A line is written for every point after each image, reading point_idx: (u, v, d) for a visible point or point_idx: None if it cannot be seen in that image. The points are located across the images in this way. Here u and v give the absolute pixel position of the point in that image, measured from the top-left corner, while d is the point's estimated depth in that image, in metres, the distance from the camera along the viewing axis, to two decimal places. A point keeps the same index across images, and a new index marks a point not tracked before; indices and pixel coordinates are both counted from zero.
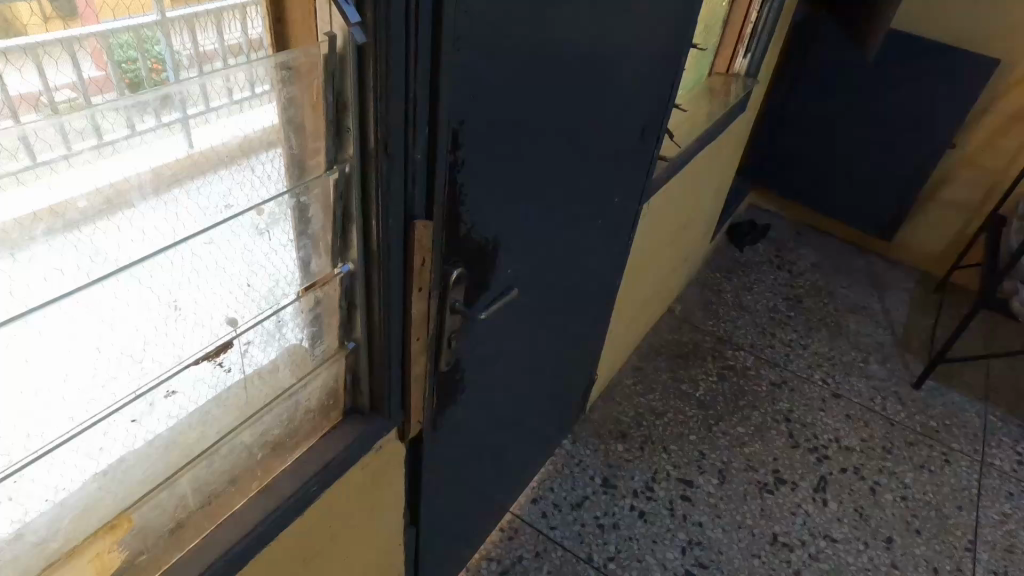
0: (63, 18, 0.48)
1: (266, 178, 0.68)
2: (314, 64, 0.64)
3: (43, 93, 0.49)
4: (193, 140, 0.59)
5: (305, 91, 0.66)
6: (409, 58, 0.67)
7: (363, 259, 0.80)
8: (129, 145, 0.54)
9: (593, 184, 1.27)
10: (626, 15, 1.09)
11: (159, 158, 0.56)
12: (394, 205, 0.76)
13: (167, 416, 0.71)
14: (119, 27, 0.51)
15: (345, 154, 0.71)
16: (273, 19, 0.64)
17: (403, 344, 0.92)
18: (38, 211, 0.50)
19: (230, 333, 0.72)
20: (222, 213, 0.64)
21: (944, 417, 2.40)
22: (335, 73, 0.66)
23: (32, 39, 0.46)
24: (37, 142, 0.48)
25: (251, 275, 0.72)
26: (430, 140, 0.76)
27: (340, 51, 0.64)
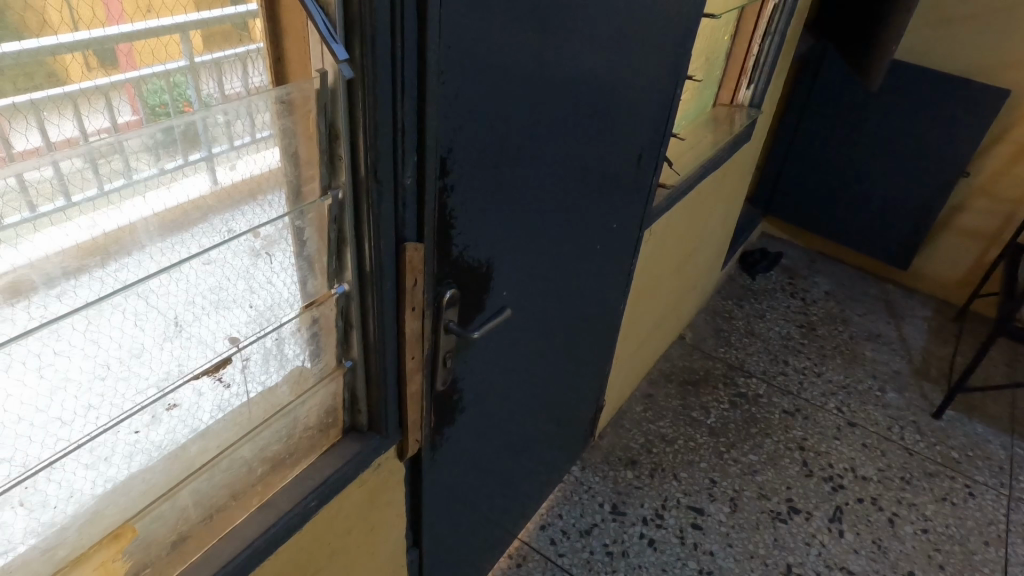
0: (104, 66, 0.55)
1: (268, 207, 0.74)
2: (308, 98, 0.70)
3: (81, 137, 0.56)
4: (214, 179, 0.67)
5: (300, 123, 0.72)
6: (395, 91, 0.73)
7: (358, 280, 0.85)
8: (156, 185, 0.61)
9: (590, 210, 1.31)
10: (617, 48, 1.14)
11: (177, 196, 0.64)
12: (385, 227, 0.81)
13: (173, 430, 0.75)
14: (152, 74, 0.58)
15: (338, 180, 0.77)
16: (273, 58, 0.71)
17: (397, 363, 0.95)
18: (70, 246, 0.57)
19: (230, 349, 0.76)
20: (222, 236, 0.69)
21: (965, 447, 2.35)
22: (326, 106, 0.71)
23: (72, 86, 0.53)
24: (75, 182, 0.55)
25: (251, 295, 0.77)
26: (419, 167, 0.81)
27: (331, 86, 0.70)
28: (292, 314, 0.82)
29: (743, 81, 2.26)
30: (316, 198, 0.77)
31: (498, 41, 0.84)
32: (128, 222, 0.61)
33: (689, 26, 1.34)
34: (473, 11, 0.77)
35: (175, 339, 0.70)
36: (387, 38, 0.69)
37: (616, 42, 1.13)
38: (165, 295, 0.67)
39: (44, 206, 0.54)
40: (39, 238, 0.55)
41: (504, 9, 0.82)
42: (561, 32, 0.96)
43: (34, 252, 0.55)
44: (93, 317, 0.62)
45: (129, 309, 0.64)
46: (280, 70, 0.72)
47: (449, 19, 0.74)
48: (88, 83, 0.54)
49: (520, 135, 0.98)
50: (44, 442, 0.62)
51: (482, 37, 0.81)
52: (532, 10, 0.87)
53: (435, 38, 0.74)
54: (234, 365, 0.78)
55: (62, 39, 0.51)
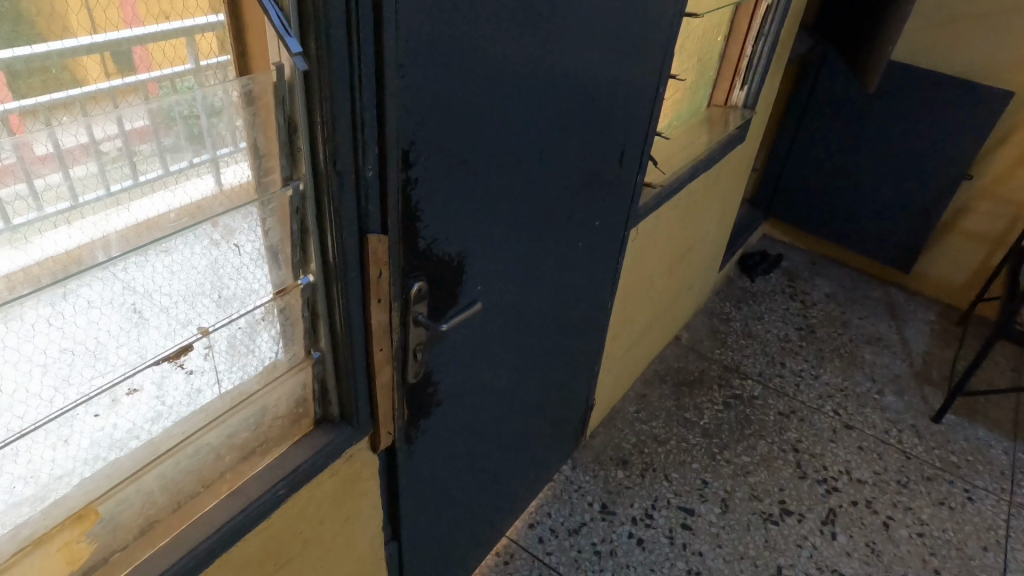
0: (121, 72, 0.61)
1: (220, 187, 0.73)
2: (266, 90, 0.72)
3: (90, 144, 0.60)
4: (218, 180, 0.73)
5: (261, 114, 0.73)
6: (353, 85, 0.74)
7: (322, 271, 0.87)
8: (163, 187, 0.68)
9: (569, 207, 1.33)
10: (593, 47, 1.16)
11: (184, 196, 0.70)
12: (347, 218, 0.83)
13: (148, 416, 0.78)
14: (163, 77, 0.65)
15: (298, 172, 0.79)
16: (237, 53, 0.72)
17: (365, 353, 0.96)
18: (80, 242, 0.63)
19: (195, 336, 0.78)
20: (191, 220, 0.71)
21: (965, 452, 2.32)
22: (285, 98, 0.73)
23: (87, 88, 0.60)
24: (82, 185, 0.61)
25: (219, 282, 0.79)
26: (380, 160, 0.82)
27: (288, 79, 0.72)
28: (263, 301, 0.84)
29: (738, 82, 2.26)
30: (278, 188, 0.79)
31: (462, 34, 0.85)
32: (140, 220, 0.67)
33: (670, 25, 1.36)
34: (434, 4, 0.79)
35: (167, 330, 0.75)
36: (343, 30, 0.70)
37: (590, 39, 1.14)
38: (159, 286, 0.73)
39: (55, 205, 0.60)
40: (48, 239, 0.61)
41: (467, 2, 0.83)
42: (531, 27, 0.98)
43: (40, 252, 0.60)
44: (88, 303, 0.67)
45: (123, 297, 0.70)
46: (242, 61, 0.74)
47: (408, 12, 0.76)
48: (105, 85, 0.61)
49: (490, 129, 0.99)
50: (26, 416, 0.66)
51: (443, 30, 0.82)
52: (497, 5, 0.89)
53: (393, 30, 0.75)
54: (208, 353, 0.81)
55: (80, 42, 0.57)
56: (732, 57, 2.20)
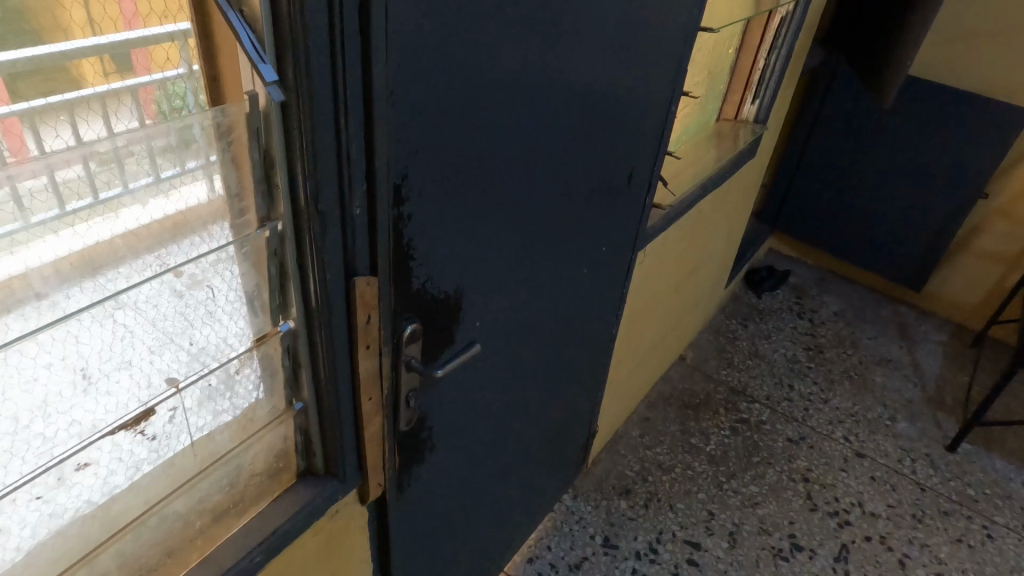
0: (120, 72, 0.56)
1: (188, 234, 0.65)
2: (238, 122, 0.63)
3: (76, 151, 0.54)
4: (210, 187, 0.65)
5: (230, 149, 0.65)
6: (337, 114, 0.66)
7: (304, 318, 0.79)
8: (154, 195, 0.61)
9: (575, 233, 1.24)
10: (603, 65, 1.07)
11: (176, 203, 0.63)
12: (331, 261, 0.74)
13: (116, 460, 0.70)
14: (158, 82, 0.60)
15: (276, 210, 0.70)
16: (208, 77, 0.64)
17: (352, 403, 0.88)
18: (65, 254, 0.56)
19: (167, 391, 0.70)
20: (154, 271, 0.63)
21: (983, 485, 2.23)
22: (259, 130, 0.65)
23: (81, 93, 0.54)
24: (68, 189, 0.54)
25: (191, 330, 0.71)
26: (369, 196, 0.74)
27: (263, 109, 0.63)
28: (241, 347, 0.76)
29: (748, 96, 2.19)
30: (255, 226, 0.70)
31: (460, 55, 0.77)
32: (125, 229, 0.60)
33: (684, 40, 1.27)
34: (429, 21, 0.70)
35: (149, 364, 0.68)
36: (326, 52, 0.62)
37: (600, 56, 1.06)
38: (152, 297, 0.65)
39: (39, 213, 0.54)
40: (31, 249, 0.54)
41: (468, 18, 0.75)
42: (537, 45, 0.89)
43: (25, 262, 0.54)
44: (71, 327, 0.60)
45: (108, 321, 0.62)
46: (214, 88, 0.65)
47: (400, 31, 0.67)
48: (101, 87, 0.55)
49: (490, 156, 0.91)
50: None
51: (441, 52, 0.74)
52: (502, 22, 0.81)
53: (381, 54, 0.66)
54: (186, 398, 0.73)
55: (75, 46, 0.52)
56: (742, 70, 2.13)
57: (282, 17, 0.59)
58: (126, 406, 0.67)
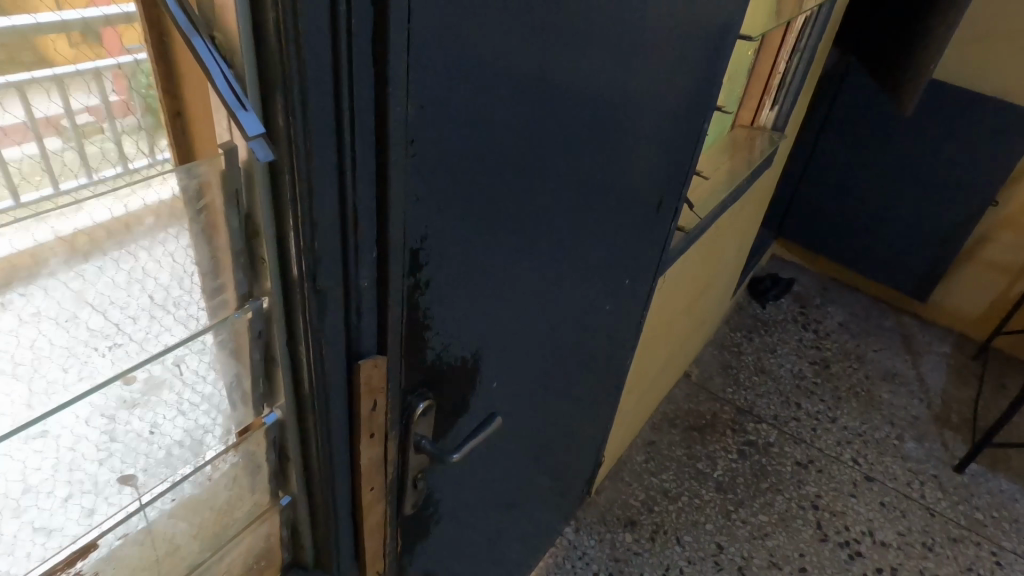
0: (92, 46, 0.49)
1: (160, 312, 0.53)
2: (212, 181, 0.50)
3: (62, 120, 0.49)
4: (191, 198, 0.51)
5: (204, 214, 0.52)
6: (342, 174, 0.51)
7: (294, 405, 0.65)
8: (116, 196, 0.47)
9: (599, 270, 1.10)
10: (642, 84, 0.93)
11: (143, 200, 0.49)
12: (331, 346, 0.59)
13: (28, 536, 0.53)
14: (133, 64, 0.51)
15: (261, 287, 0.57)
16: (171, 113, 0.55)
17: (351, 495, 0.74)
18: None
19: (127, 494, 0.58)
20: (111, 361, 0.51)
21: (991, 509, 2.16)
22: (240, 192, 0.51)
23: (54, 71, 0.48)
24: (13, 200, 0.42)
25: (161, 420, 0.58)
26: (380, 266, 0.59)
27: (244, 165, 0.50)
28: (217, 449, 0.63)
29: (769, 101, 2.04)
30: (235, 303, 0.57)
31: (491, 84, 0.61)
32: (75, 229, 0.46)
33: (723, 48, 1.12)
34: (460, 45, 0.55)
35: (115, 422, 0.55)
36: (329, 84, 0.47)
37: (641, 76, 0.91)
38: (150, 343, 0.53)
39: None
40: None
41: (502, 41, 0.60)
42: (577, 63, 0.73)
43: None
44: (36, 343, 0.47)
45: (93, 358, 0.50)
46: (173, 107, 0.55)
47: (424, 60, 0.52)
48: (80, 65, 0.49)
49: (516, 196, 0.75)
50: None
51: (469, 85, 0.58)
52: (540, 43, 0.66)
53: (401, 94, 0.51)
54: (140, 487, 0.59)
55: (44, 19, 0.46)
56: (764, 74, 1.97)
57: (269, 41, 0.44)
58: (75, 463, 0.53)
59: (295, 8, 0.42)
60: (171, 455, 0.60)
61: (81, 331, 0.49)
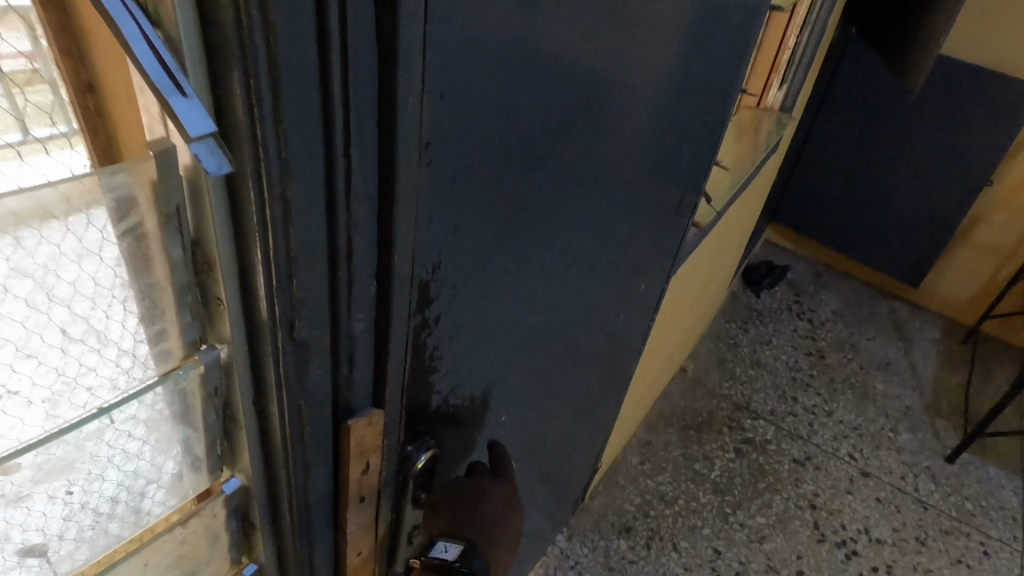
0: None
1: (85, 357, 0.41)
2: (148, 195, 0.37)
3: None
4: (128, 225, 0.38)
5: (141, 239, 0.39)
6: (331, 188, 0.38)
7: (262, 472, 0.52)
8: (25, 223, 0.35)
9: (623, 277, 0.97)
10: (698, 72, 0.78)
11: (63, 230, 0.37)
12: (314, 408, 0.46)
13: None
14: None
15: (221, 332, 0.44)
16: (81, 85, 0.40)
17: (334, 565, 0.61)
18: None
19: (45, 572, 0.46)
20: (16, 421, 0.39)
21: (979, 497, 2.10)
22: (185, 211, 0.39)
23: None
24: None
25: (91, 488, 0.46)
26: (379, 303, 0.46)
27: (193, 178, 0.37)
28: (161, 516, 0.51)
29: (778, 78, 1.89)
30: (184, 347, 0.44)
31: (521, 67, 0.48)
32: None
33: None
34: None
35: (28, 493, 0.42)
36: (312, 46, 0.32)
37: (695, 65, 0.76)
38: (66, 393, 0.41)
39: None
40: None
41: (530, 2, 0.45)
42: (623, 13, 0.57)
43: None
44: None
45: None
46: (81, 71, 0.40)
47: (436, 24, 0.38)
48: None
49: (541, 189, 0.60)
50: None
51: (494, 68, 0.45)
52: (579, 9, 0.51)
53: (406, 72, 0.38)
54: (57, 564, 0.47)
55: None
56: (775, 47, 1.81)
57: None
58: None
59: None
60: (99, 524, 0.48)
61: None
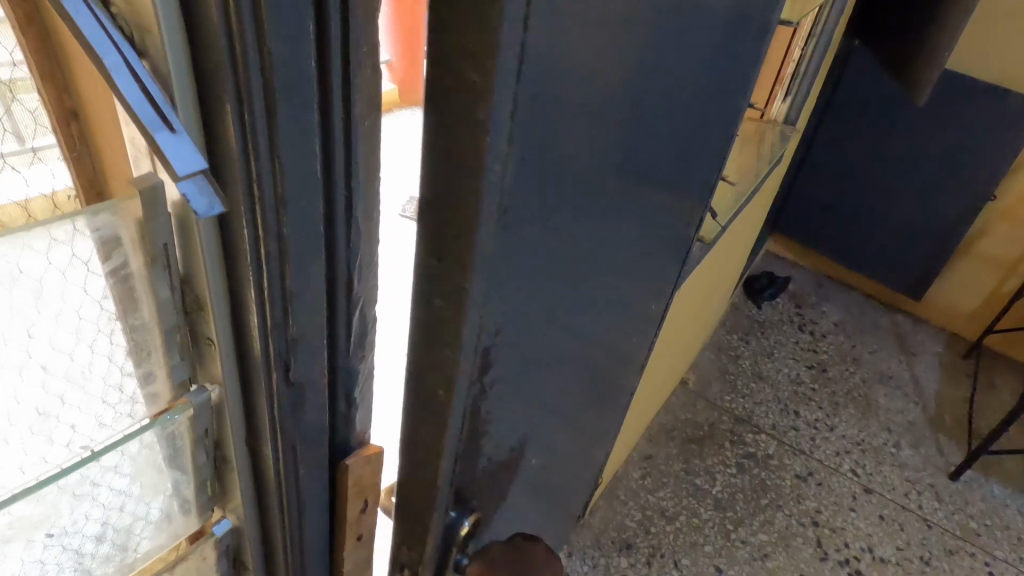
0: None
1: (77, 391, 0.43)
2: (137, 239, 0.39)
3: None
4: (116, 274, 0.40)
5: (131, 284, 0.41)
6: (322, 207, 0.39)
7: (255, 510, 0.52)
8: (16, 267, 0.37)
9: None
10: None
11: (54, 275, 0.38)
12: (307, 441, 0.46)
13: None
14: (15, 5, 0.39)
15: (211, 372, 0.44)
16: (67, 113, 0.43)
17: None
18: None
19: None
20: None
21: (984, 515, 2.08)
22: (171, 260, 0.40)
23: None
24: None
25: (80, 521, 0.47)
26: (362, 332, 0.47)
27: (184, 228, 0.38)
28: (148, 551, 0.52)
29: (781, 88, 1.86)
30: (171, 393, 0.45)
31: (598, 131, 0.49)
32: None
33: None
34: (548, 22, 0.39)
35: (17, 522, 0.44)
36: (307, 58, 0.33)
37: None
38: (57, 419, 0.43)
39: None
40: None
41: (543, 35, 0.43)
42: None
43: None
44: None
45: None
46: (66, 99, 0.43)
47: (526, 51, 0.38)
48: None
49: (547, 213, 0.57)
50: None
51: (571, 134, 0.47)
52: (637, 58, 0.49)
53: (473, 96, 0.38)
54: None
55: None
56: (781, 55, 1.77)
57: (209, 10, 0.30)
58: None
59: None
60: (86, 555, 0.49)
61: None
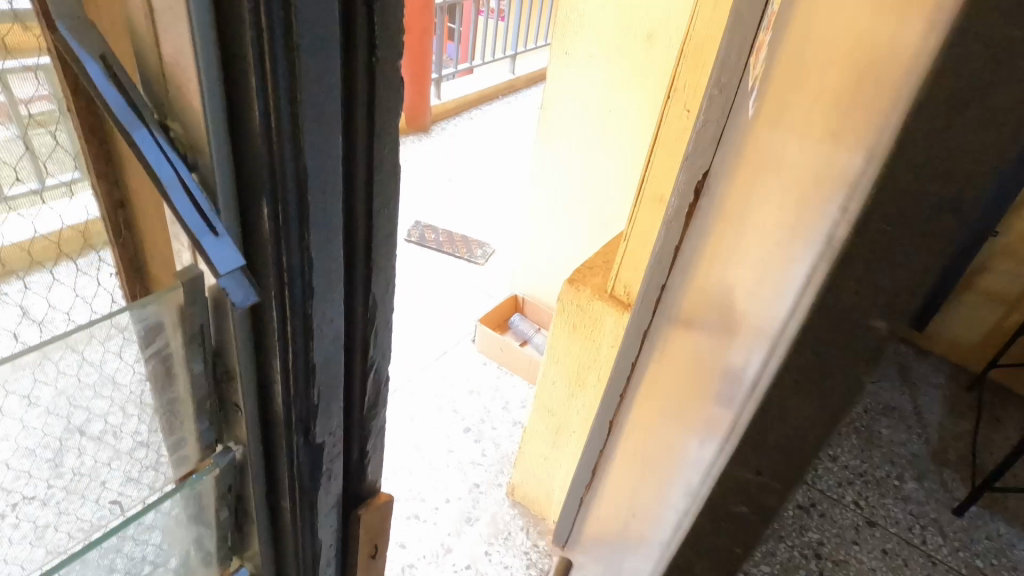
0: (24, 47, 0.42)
1: (122, 459, 0.52)
2: (176, 337, 0.48)
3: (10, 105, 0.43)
4: (158, 368, 0.49)
5: (169, 375, 0.50)
6: (333, 285, 0.51)
7: (270, 542, 0.63)
8: (79, 362, 0.46)
9: None
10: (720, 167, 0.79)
11: (109, 368, 0.48)
12: (315, 475, 0.59)
13: None
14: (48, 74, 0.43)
15: (235, 434, 0.55)
16: (115, 200, 0.50)
17: None
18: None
19: None
20: (55, 508, 0.50)
21: (989, 552, 2.07)
22: (208, 355, 0.50)
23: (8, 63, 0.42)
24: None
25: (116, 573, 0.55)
26: (355, 384, 0.60)
27: (219, 329, 0.49)
28: None
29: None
30: (198, 453, 0.55)
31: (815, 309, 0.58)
32: (40, 397, 0.45)
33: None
34: None
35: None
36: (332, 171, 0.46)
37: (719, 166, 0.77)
38: (91, 475, 0.51)
39: None
40: None
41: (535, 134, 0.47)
42: None
43: None
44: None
45: (41, 500, 0.49)
46: (115, 191, 0.50)
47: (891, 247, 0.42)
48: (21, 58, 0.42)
49: None
50: None
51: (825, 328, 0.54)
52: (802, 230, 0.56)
53: None
54: None
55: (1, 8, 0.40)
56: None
57: (255, 134, 0.41)
58: None
59: (296, 101, 0.41)
60: None
61: (31, 480, 0.48)
